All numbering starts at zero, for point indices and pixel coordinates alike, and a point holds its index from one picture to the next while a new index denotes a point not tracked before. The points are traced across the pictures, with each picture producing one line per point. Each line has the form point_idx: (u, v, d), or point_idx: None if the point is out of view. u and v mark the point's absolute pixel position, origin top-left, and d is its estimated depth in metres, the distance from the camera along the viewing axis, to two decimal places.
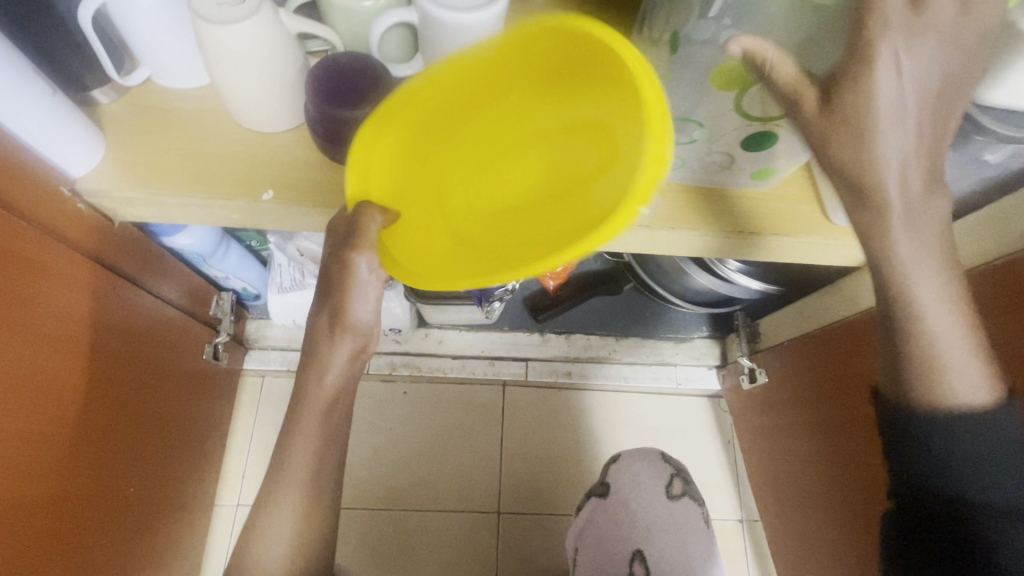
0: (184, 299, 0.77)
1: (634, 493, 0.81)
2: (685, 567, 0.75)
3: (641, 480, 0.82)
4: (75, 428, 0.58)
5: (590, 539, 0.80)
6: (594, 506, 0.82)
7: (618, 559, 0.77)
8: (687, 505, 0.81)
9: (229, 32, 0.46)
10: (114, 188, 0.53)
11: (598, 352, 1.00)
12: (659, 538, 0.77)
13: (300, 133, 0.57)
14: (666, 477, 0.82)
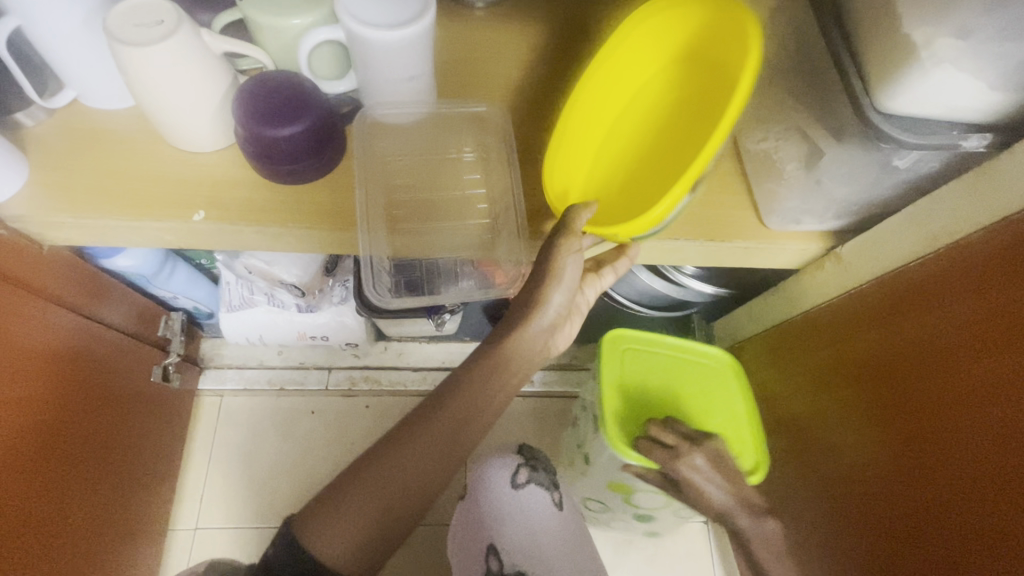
0: (130, 320, 0.75)
1: (479, 489, 0.72)
2: (537, 564, 0.64)
3: (484, 474, 0.72)
4: (13, 455, 0.56)
5: (457, 547, 0.70)
6: (456, 513, 0.73)
7: (475, 557, 0.67)
8: (534, 491, 0.71)
9: (148, 53, 0.46)
10: (37, 212, 0.52)
11: (559, 359, 1.02)
12: (512, 528, 0.67)
13: (234, 151, 0.57)
14: (512, 467, 0.73)
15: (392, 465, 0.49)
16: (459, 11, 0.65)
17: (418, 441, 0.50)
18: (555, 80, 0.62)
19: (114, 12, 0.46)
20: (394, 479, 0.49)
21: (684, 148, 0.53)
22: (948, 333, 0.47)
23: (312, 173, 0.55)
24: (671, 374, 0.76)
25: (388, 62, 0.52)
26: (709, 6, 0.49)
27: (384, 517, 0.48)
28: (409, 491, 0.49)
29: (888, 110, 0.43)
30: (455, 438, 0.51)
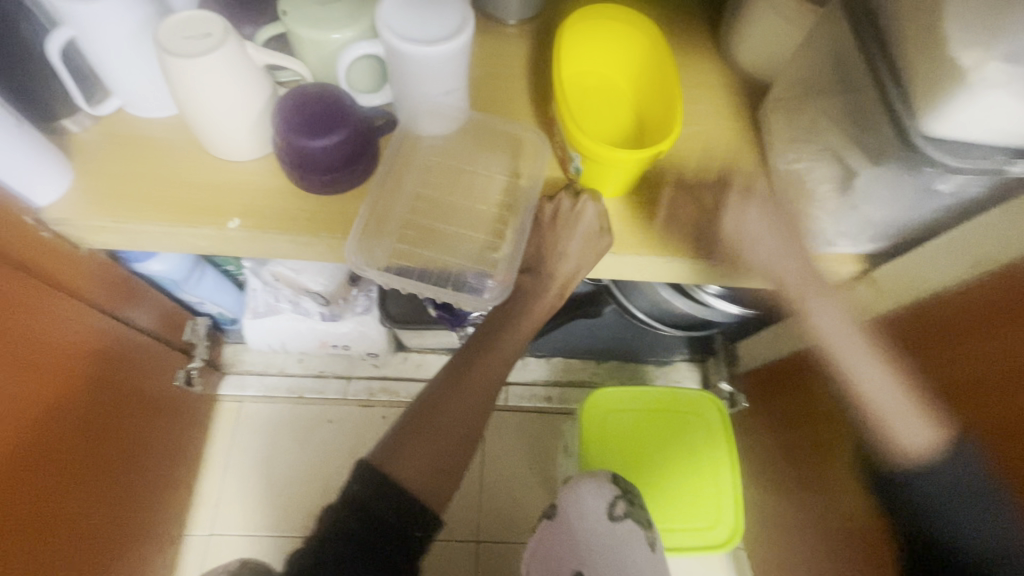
0: (158, 325, 0.76)
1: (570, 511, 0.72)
2: None
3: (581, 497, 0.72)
4: (36, 452, 0.56)
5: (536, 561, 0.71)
6: (540, 529, 0.73)
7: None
8: (631, 528, 0.71)
9: (194, 63, 0.47)
10: (78, 216, 0.53)
11: (579, 375, 1.01)
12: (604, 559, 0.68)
13: (269, 161, 0.58)
14: (609, 497, 0.72)
15: (436, 422, 0.56)
16: (493, 27, 0.65)
17: (457, 390, 0.58)
18: (586, 97, 0.62)
19: (164, 24, 0.47)
20: (442, 432, 0.56)
21: (651, 107, 0.60)
22: (976, 366, 0.51)
23: (344, 184, 0.56)
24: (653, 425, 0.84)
25: (425, 78, 0.52)
26: (600, 13, 0.61)
27: (438, 465, 0.55)
28: (452, 439, 0.56)
29: (932, 134, 0.42)
30: (484, 389, 0.59)
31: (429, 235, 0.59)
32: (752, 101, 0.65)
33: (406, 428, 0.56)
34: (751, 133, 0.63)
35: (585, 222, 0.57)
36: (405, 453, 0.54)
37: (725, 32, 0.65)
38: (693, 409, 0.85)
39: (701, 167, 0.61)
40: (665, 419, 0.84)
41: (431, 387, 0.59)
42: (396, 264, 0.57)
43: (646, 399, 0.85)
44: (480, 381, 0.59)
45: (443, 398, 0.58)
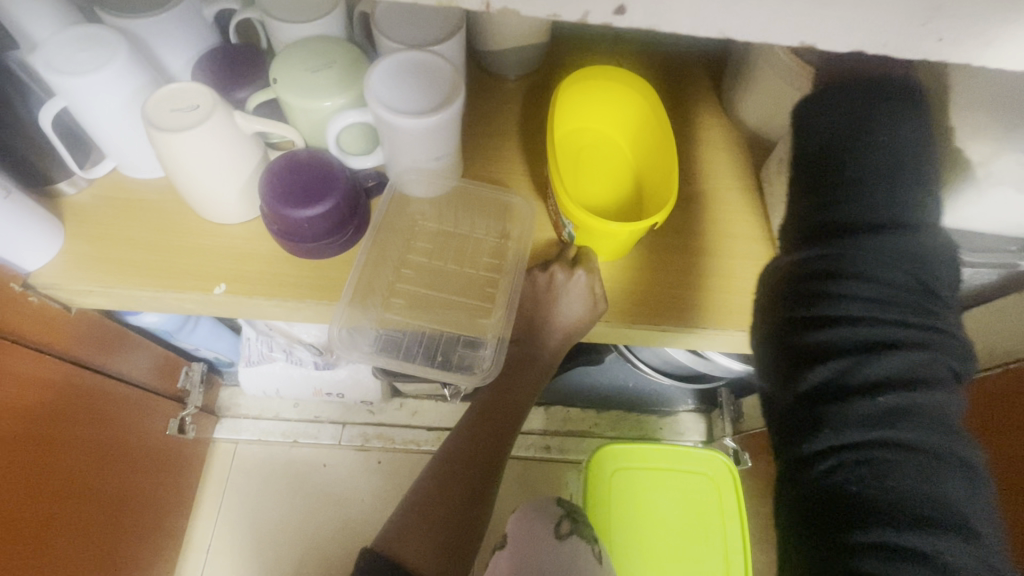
0: (149, 374, 0.76)
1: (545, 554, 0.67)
2: None
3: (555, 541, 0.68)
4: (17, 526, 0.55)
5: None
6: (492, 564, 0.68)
7: None
8: (579, 544, 0.68)
9: (177, 137, 0.47)
10: (65, 282, 0.53)
11: (578, 425, 0.98)
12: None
13: (259, 224, 0.57)
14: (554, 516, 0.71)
15: (440, 495, 0.54)
16: (491, 85, 0.64)
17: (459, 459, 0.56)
18: (582, 158, 0.61)
19: (151, 98, 0.48)
20: (446, 503, 0.54)
21: (650, 170, 0.58)
22: None
23: (334, 249, 0.55)
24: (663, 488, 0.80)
25: (414, 146, 0.52)
26: (596, 75, 0.59)
27: (444, 541, 0.52)
28: (456, 511, 0.54)
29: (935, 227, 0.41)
30: (486, 455, 0.57)
31: (418, 301, 0.58)
32: (755, 162, 0.63)
33: (413, 512, 0.53)
34: (755, 195, 0.61)
35: (576, 291, 0.54)
36: (412, 541, 0.51)
37: (728, 91, 0.64)
38: (700, 467, 0.82)
39: (702, 232, 0.59)
40: (672, 480, 0.81)
41: (434, 459, 0.57)
42: (385, 331, 0.56)
43: (649, 459, 0.82)
44: (483, 443, 0.57)
45: (449, 469, 0.56)
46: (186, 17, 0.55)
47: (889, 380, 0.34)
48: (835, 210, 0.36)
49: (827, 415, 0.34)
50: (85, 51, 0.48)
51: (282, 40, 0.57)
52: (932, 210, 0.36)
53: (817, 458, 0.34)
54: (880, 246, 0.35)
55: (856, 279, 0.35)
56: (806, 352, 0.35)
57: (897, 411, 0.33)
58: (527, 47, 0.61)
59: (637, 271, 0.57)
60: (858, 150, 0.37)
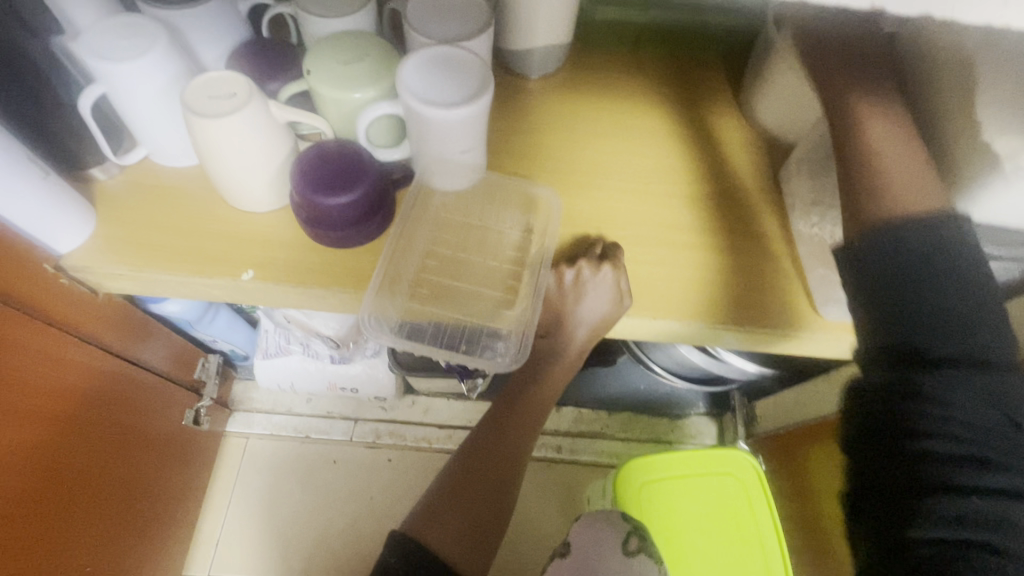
0: (167, 363, 0.76)
1: None
2: None
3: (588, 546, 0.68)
4: (31, 513, 0.54)
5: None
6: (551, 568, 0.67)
7: None
8: (647, 564, 0.67)
9: (217, 124, 0.48)
10: (96, 265, 0.54)
11: (590, 426, 0.98)
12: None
13: (285, 213, 0.58)
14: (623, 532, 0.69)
15: (466, 489, 0.56)
16: (513, 83, 0.66)
17: (485, 454, 0.58)
18: (600, 160, 0.62)
19: (190, 86, 0.49)
20: (472, 495, 0.55)
21: None
22: None
23: (361, 238, 0.56)
24: (703, 497, 0.77)
25: (444, 138, 0.53)
26: None
27: (471, 532, 0.53)
28: (483, 503, 0.55)
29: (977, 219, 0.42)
30: (511, 447, 0.59)
31: (441, 293, 0.59)
32: (773, 161, 0.63)
33: (437, 496, 0.55)
34: (773, 192, 0.62)
35: (599, 285, 0.55)
36: (443, 518, 0.53)
37: (744, 92, 0.65)
38: (726, 470, 0.78)
39: (718, 227, 0.59)
40: (701, 487, 0.77)
41: (459, 452, 0.59)
42: (410, 321, 0.57)
43: (678, 467, 0.77)
44: (508, 437, 0.59)
45: (475, 462, 0.57)
46: (221, 9, 0.56)
47: (986, 492, 0.36)
48: (933, 337, 0.38)
49: (921, 517, 0.36)
50: (127, 38, 0.49)
51: (313, 34, 0.59)
52: (1008, 350, 0.38)
53: (901, 556, 0.37)
54: (934, 347, 0.38)
55: (944, 376, 0.37)
56: (894, 437, 0.38)
57: (997, 518, 0.35)
58: (552, 45, 0.63)
59: (655, 264, 0.57)
60: (960, 273, 0.39)
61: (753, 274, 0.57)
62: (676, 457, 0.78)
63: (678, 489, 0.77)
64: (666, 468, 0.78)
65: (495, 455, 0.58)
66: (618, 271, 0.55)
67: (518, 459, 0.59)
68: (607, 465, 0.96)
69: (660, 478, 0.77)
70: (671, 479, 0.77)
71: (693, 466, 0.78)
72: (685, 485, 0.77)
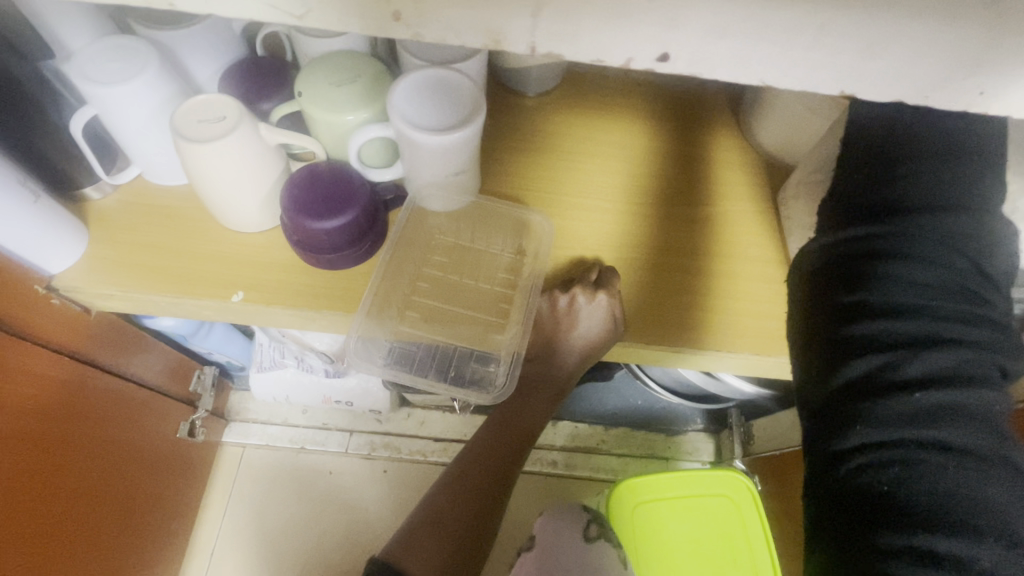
0: (162, 376, 0.76)
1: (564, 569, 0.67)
2: None
3: (581, 570, 0.67)
4: (26, 530, 0.55)
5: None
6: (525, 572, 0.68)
7: None
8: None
9: (207, 149, 0.47)
10: (87, 285, 0.54)
11: (586, 441, 0.97)
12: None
13: (277, 233, 0.58)
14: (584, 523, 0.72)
15: (449, 516, 0.56)
16: (509, 101, 0.65)
17: (471, 479, 0.58)
18: (595, 181, 0.61)
19: (180, 109, 0.48)
20: (456, 522, 0.55)
21: None
22: None
23: (352, 260, 0.55)
24: (698, 517, 0.76)
25: (436, 161, 0.52)
26: None
27: (454, 559, 0.54)
28: (467, 530, 0.55)
29: None
30: (499, 472, 0.59)
31: (432, 315, 0.58)
32: (772, 183, 0.62)
33: (422, 521, 0.55)
34: (770, 214, 0.61)
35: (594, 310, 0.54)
36: (428, 541, 0.54)
37: (744, 112, 0.64)
38: (721, 490, 0.77)
39: (714, 251, 0.58)
40: (695, 507, 0.76)
41: (446, 475, 0.59)
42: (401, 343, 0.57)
43: (671, 488, 0.77)
44: (494, 461, 0.59)
45: (461, 487, 0.57)
46: (215, 28, 0.56)
47: (933, 379, 0.33)
48: (900, 198, 0.37)
49: (865, 411, 0.34)
50: (118, 61, 0.49)
51: (307, 53, 0.58)
52: (976, 238, 0.36)
53: (848, 458, 0.35)
54: (893, 231, 0.36)
55: (898, 263, 0.35)
56: (844, 324, 0.36)
57: (943, 410, 0.33)
58: (549, 64, 0.62)
59: (649, 289, 0.56)
60: (926, 158, 0.37)
61: (750, 300, 0.56)
62: (672, 477, 0.77)
63: (672, 509, 0.76)
64: (661, 487, 0.77)
65: (481, 480, 0.58)
66: (612, 297, 0.54)
67: (508, 478, 0.59)
68: (602, 481, 0.95)
69: (655, 497, 0.77)
70: (667, 499, 0.77)
71: (688, 484, 0.77)
72: (679, 505, 0.76)
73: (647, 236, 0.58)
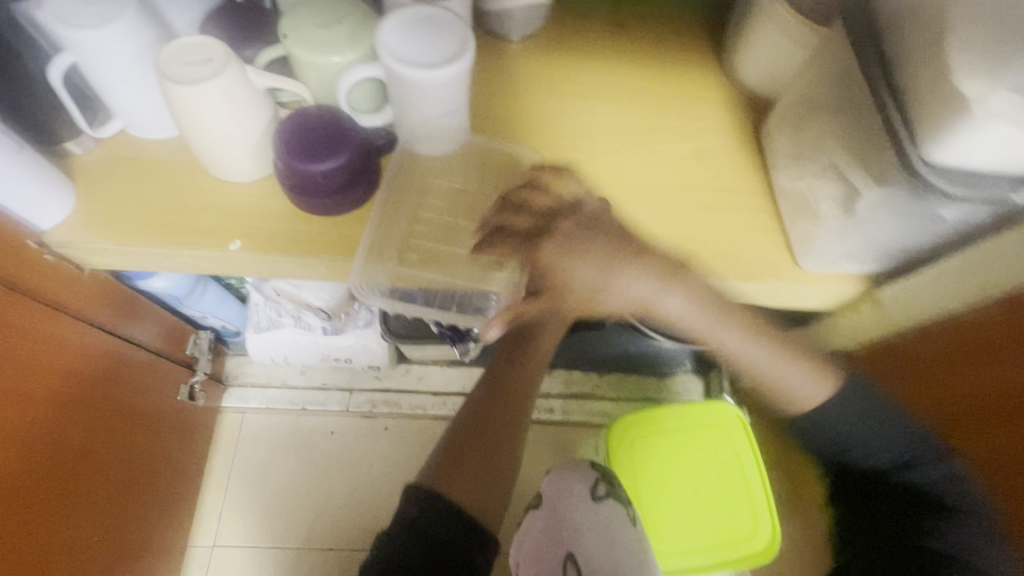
0: (159, 339, 0.76)
1: (565, 505, 0.71)
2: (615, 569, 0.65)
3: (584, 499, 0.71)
4: (30, 494, 0.55)
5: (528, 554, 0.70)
6: (528, 521, 0.73)
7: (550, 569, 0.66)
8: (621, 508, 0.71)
9: (194, 91, 0.47)
10: (79, 239, 0.53)
11: (581, 387, 1.01)
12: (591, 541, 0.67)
13: (269, 182, 0.58)
14: (588, 479, 0.74)
15: (472, 450, 0.57)
16: (494, 44, 0.65)
17: (490, 415, 0.59)
18: (583, 123, 0.62)
19: (165, 51, 0.48)
20: (479, 455, 0.56)
21: None
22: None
23: (347, 204, 0.56)
24: (688, 446, 0.80)
25: (426, 100, 0.52)
26: None
27: (483, 486, 0.54)
28: (493, 459, 0.56)
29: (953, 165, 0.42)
30: (517, 405, 0.61)
31: (430, 257, 0.59)
32: (755, 119, 0.64)
33: (445, 456, 0.56)
34: (755, 148, 0.62)
35: (585, 241, 0.56)
36: (459, 467, 0.55)
37: (726, 49, 0.65)
38: (711, 420, 0.81)
39: (700, 184, 0.60)
40: (687, 439, 0.80)
41: (461, 417, 0.60)
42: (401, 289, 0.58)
43: (666, 423, 0.81)
44: (510, 396, 0.61)
45: (481, 419, 0.59)
46: None
47: (962, 551, 0.54)
48: (877, 457, 0.59)
49: (926, 544, 0.56)
50: (93, 3, 0.47)
51: None
52: (941, 454, 0.58)
53: (921, 553, 0.55)
54: (920, 468, 0.58)
55: (913, 469, 0.58)
56: (916, 542, 0.56)
57: (955, 557, 0.54)
58: (533, 5, 0.62)
59: (640, 223, 0.58)
60: (886, 431, 0.59)
61: (738, 231, 0.59)
62: (663, 411, 0.81)
63: (665, 443, 0.80)
64: (652, 423, 0.81)
65: (498, 413, 0.59)
66: (603, 230, 0.56)
67: (525, 402, 0.61)
68: (598, 424, 0.99)
69: (647, 434, 0.80)
70: (659, 433, 0.81)
71: (677, 417, 0.81)
72: (673, 437, 0.80)
73: (634, 172, 0.60)
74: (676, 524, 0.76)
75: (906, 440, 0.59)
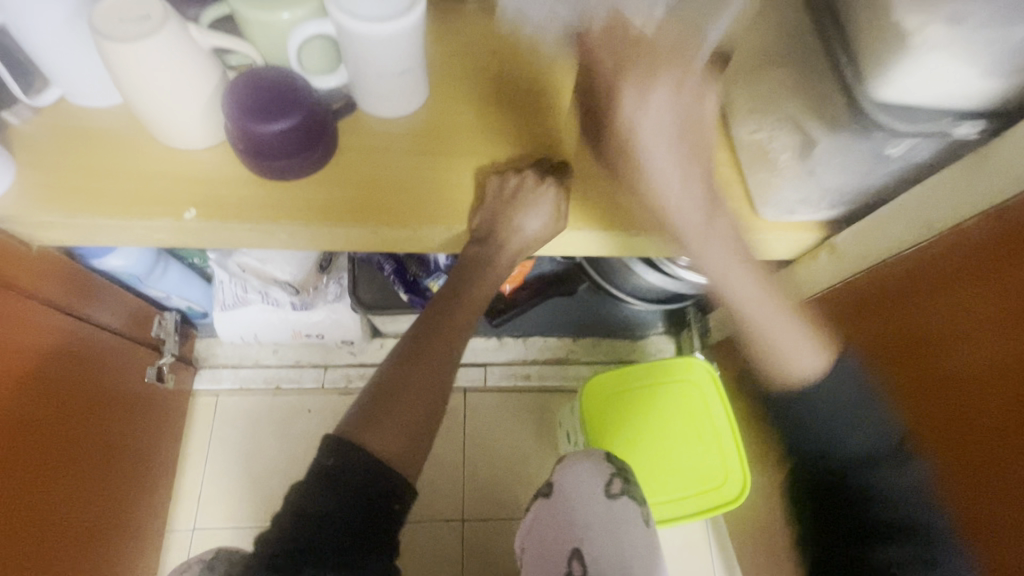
0: (121, 321, 0.74)
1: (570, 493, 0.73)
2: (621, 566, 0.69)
3: None
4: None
5: (534, 543, 0.73)
6: (535, 509, 0.75)
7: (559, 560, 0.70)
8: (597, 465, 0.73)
9: (133, 50, 0.45)
10: (23, 213, 0.51)
11: (557, 353, 1.03)
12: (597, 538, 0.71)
13: (222, 149, 0.56)
14: (607, 474, 0.74)
15: (403, 397, 0.54)
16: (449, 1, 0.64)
17: (421, 360, 0.56)
18: (542, 82, 0.62)
19: (98, 8, 0.45)
20: (409, 404, 0.54)
21: None
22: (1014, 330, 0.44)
23: (305, 168, 0.55)
24: (652, 397, 0.82)
25: (380, 58, 0.51)
26: None
27: (411, 433, 0.53)
28: (426, 406, 0.55)
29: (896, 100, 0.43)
30: (451, 350, 0.58)
31: None
32: None
33: (373, 403, 0.54)
34: None
35: (545, 198, 0.56)
36: (381, 426, 0.53)
37: None
38: (679, 373, 0.83)
39: None
40: (656, 391, 0.83)
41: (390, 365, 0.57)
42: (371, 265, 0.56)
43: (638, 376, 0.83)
44: (443, 339, 0.58)
45: (413, 362, 0.56)
46: None
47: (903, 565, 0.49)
48: (837, 513, 0.54)
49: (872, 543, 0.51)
50: None
51: None
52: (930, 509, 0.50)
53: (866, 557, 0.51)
54: (874, 505, 0.51)
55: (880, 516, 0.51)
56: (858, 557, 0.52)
57: None
58: None
59: (602, 178, 0.58)
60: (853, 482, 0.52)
61: None
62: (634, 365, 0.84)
63: (634, 395, 0.83)
64: (630, 378, 0.83)
65: (429, 358, 0.57)
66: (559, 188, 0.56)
67: (456, 353, 0.58)
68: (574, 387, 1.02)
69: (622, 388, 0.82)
70: (629, 386, 0.83)
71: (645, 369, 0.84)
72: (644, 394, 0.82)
73: None
74: (651, 476, 0.79)
75: (882, 435, 0.52)
